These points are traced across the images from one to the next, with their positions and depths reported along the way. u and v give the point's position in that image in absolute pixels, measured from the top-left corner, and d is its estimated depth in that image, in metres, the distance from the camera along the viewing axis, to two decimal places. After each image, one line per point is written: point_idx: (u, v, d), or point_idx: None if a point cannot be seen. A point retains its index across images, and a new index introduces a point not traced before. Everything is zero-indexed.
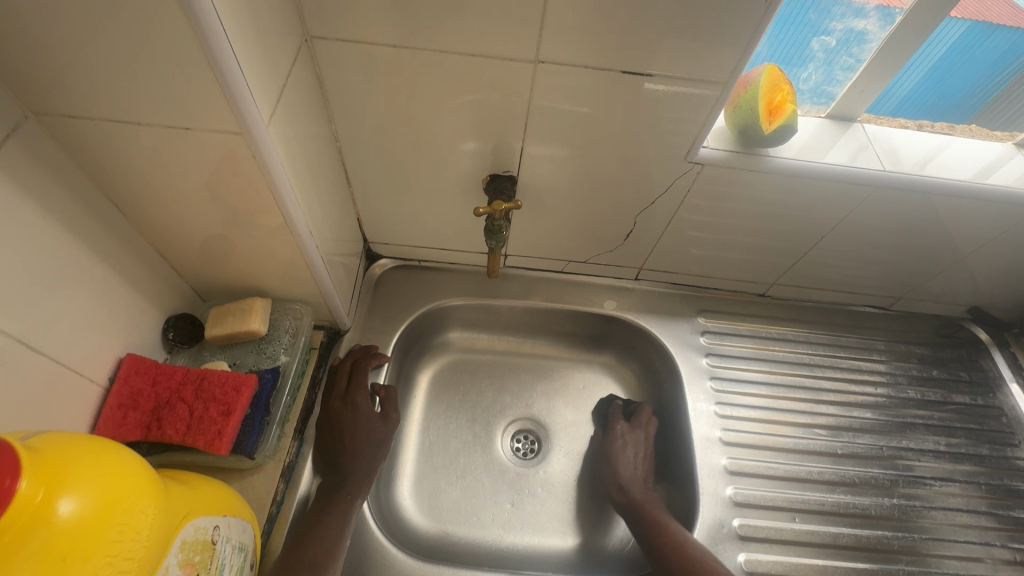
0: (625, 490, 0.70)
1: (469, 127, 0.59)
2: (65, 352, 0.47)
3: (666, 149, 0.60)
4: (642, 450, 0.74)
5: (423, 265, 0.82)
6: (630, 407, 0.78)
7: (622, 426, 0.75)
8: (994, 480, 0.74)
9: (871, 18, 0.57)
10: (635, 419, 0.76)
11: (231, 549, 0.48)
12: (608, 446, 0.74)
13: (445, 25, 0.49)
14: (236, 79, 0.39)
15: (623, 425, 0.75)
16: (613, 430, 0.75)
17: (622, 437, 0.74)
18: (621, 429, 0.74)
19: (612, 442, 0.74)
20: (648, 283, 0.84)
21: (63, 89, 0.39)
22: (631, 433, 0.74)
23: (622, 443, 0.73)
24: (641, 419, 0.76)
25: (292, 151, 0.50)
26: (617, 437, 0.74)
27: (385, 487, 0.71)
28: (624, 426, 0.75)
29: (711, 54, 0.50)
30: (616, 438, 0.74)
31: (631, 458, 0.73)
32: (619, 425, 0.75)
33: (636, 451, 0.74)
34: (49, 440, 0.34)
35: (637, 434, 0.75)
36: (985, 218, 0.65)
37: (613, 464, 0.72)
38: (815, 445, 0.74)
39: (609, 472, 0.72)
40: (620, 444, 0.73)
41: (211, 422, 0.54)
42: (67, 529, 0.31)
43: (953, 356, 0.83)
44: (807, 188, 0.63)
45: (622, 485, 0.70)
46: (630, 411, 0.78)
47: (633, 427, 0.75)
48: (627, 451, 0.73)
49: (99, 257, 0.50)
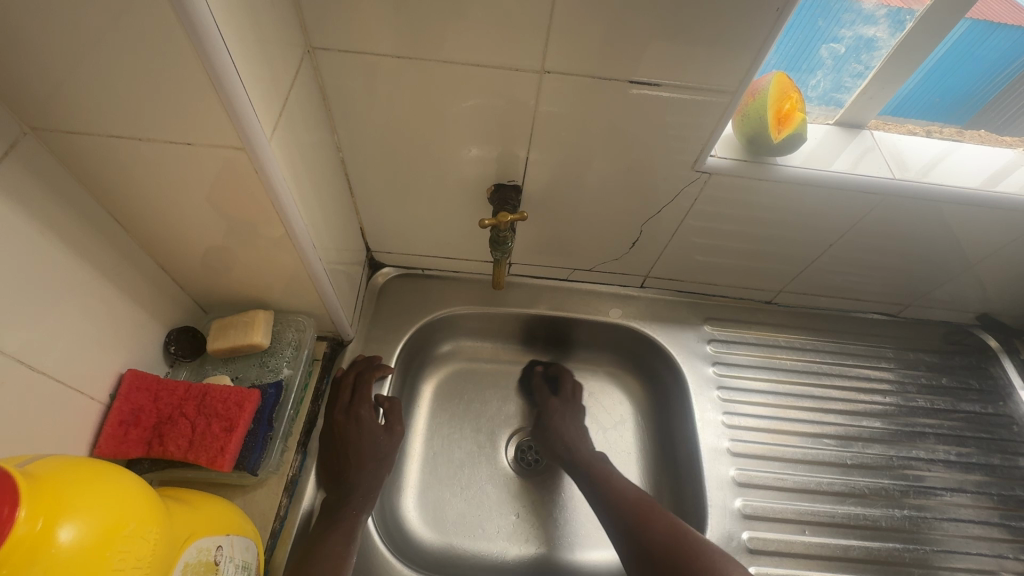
0: (574, 455, 0.72)
1: (474, 137, 0.59)
2: (65, 369, 0.46)
3: (673, 158, 0.59)
4: (577, 419, 0.77)
5: (427, 274, 0.81)
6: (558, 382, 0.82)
7: (555, 403, 0.79)
8: (1005, 490, 0.73)
9: (881, 25, 0.55)
10: (563, 395, 0.80)
11: (234, 569, 0.47)
12: (547, 422, 0.77)
13: (450, 34, 0.48)
14: (238, 94, 0.38)
15: (554, 402, 0.79)
16: (547, 408, 0.78)
17: (559, 411, 0.77)
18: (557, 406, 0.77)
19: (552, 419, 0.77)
20: (654, 290, 0.83)
21: (60, 103, 0.38)
22: (563, 407, 0.78)
23: (561, 416, 0.77)
24: (573, 393, 0.81)
25: (294, 163, 0.49)
26: (554, 413, 0.77)
27: (389, 500, 0.70)
28: (556, 403, 0.79)
29: (720, 62, 0.50)
30: (551, 414, 0.77)
31: (574, 428, 0.76)
32: (551, 403, 0.79)
33: (574, 420, 0.77)
34: (47, 465, 0.33)
35: (571, 407, 0.79)
36: (998, 226, 0.64)
37: (557, 435, 0.75)
38: (824, 455, 0.73)
39: (558, 442, 0.74)
40: (558, 418, 0.77)
41: (213, 438, 0.54)
42: (67, 559, 0.30)
43: (962, 364, 0.82)
44: (817, 196, 0.62)
45: (572, 450, 0.73)
46: (559, 387, 0.82)
47: (565, 402, 0.79)
48: (566, 422, 0.76)
49: (99, 272, 0.49)
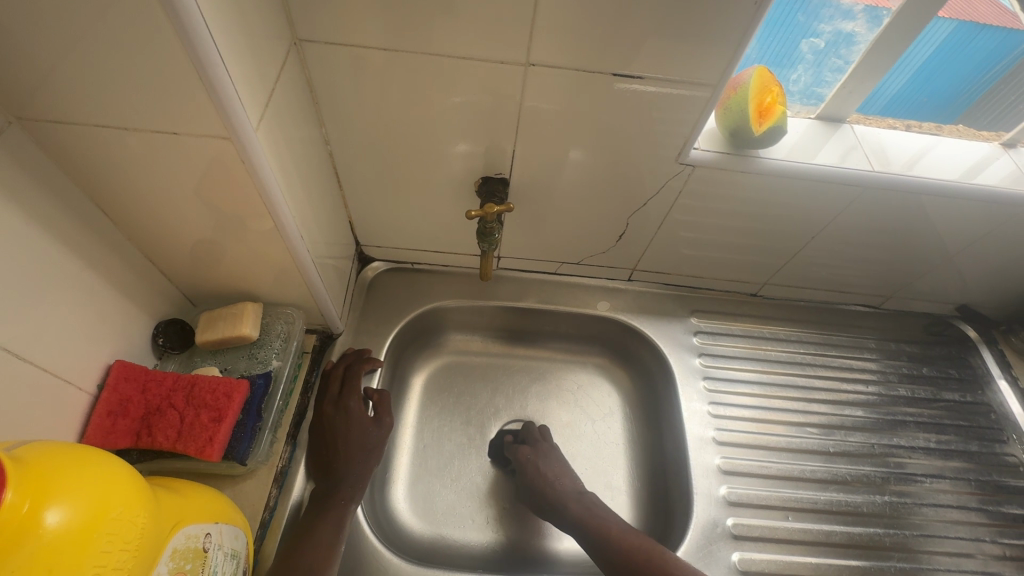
0: (564, 508, 0.67)
1: (462, 129, 0.59)
2: (52, 359, 0.47)
3: (658, 150, 0.60)
4: (555, 463, 0.72)
5: (416, 268, 0.82)
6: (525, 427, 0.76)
7: (525, 451, 0.72)
8: (983, 476, 0.75)
9: (859, 20, 0.57)
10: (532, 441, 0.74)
11: (222, 557, 0.47)
12: (525, 473, 0.70)
13: (437, 26, 0.49)
14: (224, 85, 0.39)
15: (526, 449, 0.72)
16: (520, 460, 0.71)
17: (534, 460, 0.71)
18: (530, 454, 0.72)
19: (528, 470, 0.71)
20: (641, 284, 0.84)
21: (44, 93, 0.38)
22: (535, 454, 0.72)
23: (537, 465, 0.70)
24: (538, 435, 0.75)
25: (282, 155, 0.50)
26: (529, 463, 0.71)
27: (379, 491, 0.71)
28: (526, 452, 0.72)
29: (702, 55, 0.50)
30: (525, 465, 0.71)
31: (556, 475, 0.70)
32: (522, 453, 0.72)
33: (552, 467, 0.71)
34: (35, 449, 0.34)
35: (544, 452, 0.73)
36: (973, 218, 0.66)
37: (541, 485, 0.69)
38: (807, 444, 0.75)
39: (543, 494, 0.68)
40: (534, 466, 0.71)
41: (202, 428, 0.54)
42: (54, 540, 0.31)
43: (942, 354, 0.84)
44: (798, 189, 0.63)
45: (560, 503, 0.67)
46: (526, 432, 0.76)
47: (535, 448, 0.73)
48: (546, 471, 0.70)
49: (87, 262, 0.49)
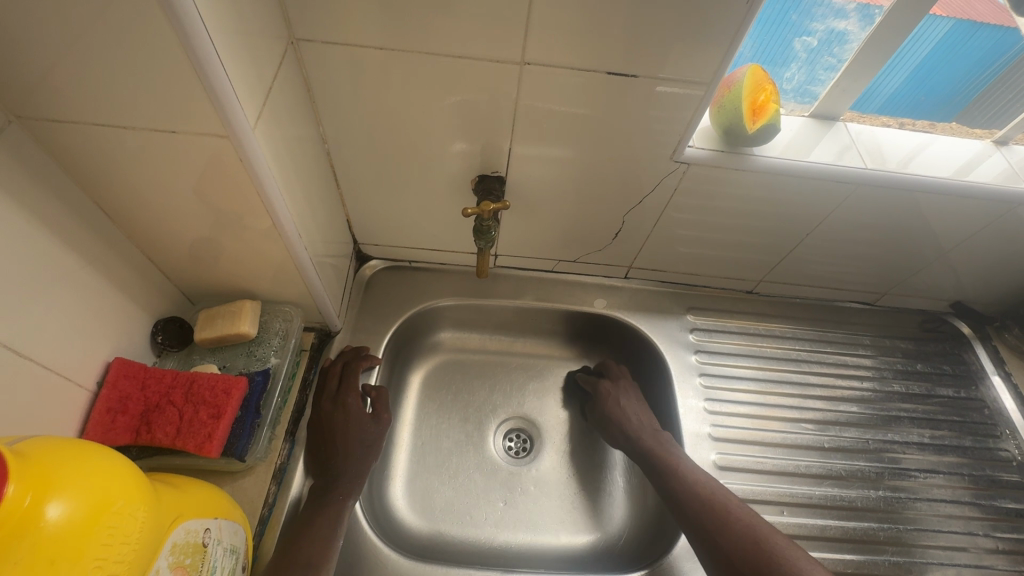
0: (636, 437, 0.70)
1: (457, 128, 0.60)
2: (51, 357, 0.47)
3: (653, 149, 0.61)
4: (633, 397, 0.76)
5: (414, 266, 0.82)
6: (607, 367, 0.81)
7: (608, 387, 0.77)
8: (977, 470, 0.75)
9: (852, 18, 0.58)
10: (615, 377, 0.78)
11: (222, 552, 0.48)
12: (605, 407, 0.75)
13: (432, 26, 0.49)
14: (222, 83, 0.39)
15: (606, 384, 0.77)
16: (601, 392, 0.76)
17: (613, 396, 0.75)
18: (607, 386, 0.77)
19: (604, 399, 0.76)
20: (637, 281, 0.84)
21: (44, 92, 0.39)
22: (618, 390, 0.76)
23: (616, 400, 0.75)
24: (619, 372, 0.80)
25: (279, 153, 0.50)
26: (608, 396, 0.75)
27: (377, 488, 0.71)
28: (607, 387, 0.77)
29: (695, 54, 0.51)
30: (605, 398, 0.76)
31: (632, 411, 0.74)
32: (604, 386, 0.77)
33: (631, 402, 0.75)
34: (35, 444, 0.34)
35: (623, 388, 0.77)
36: (964, 215, 0.66)
37: (616, 419, 0.73)
38: (802, 439, 0.75)
39: (618, 427, 0.73)
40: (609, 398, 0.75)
41: (200, 425, 0.54)
42: (55, 533, 0.31)
43: (937, 350, 0.84)
44: (793, 187, 0.64)
45: (634, 434, 0.71)
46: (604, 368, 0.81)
47: (616, 383, 0.77)
48: (624, 406, 0.74)
49: (86, 261, 0.50)
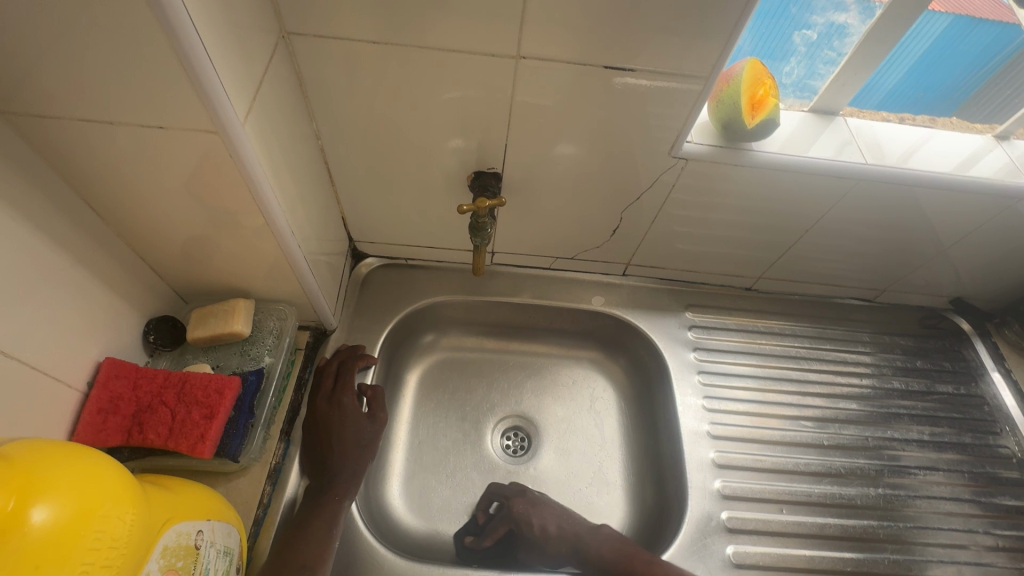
0: (584, 549, 0.63)
1: (453, 124, 0.59)
2: (42, 357, 0.46)
3: (650, 144, 0.60)
4: (557, 510, 0.67)
5: (411, 264, 0.82)
6: (498, 490, 0.71)
7: (522, 503, 0.68)
8: (976, 468, 0.75)
9: (852, 11, 0.57)
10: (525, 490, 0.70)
11: (215, 554, 0.47)
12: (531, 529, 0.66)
13: (425, 20, 0.48)
14: (210, 77, 0.38)
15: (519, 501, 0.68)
16: (521, 514, 0.67)
17: (538, 509, 0.67)
18: (522, 503, 0.68)
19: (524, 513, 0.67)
20: (636, 278, 0.84)
21: (27, 88, 0.38)
22: (536, 502, 0.68)
23: (543, 509, 0.67)
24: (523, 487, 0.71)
25: (271, 149, 0.49)
26: (531, 515, 0.66)
27: (374, 487, 0.71)
28: (522, 502, 0.67)
29: (692, 48, 0.50)
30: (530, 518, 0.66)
31: (558, 521, 0.66)
32: (522, 506, 0.67)
33: (556, 512, 0.67)
34: (21, 447, 0.34)
35: (538, 500, 0.68)
36: (964, 211, 0.66)
37: (556, 539, 0.65)
38: (803, 437, 0.75)
39: (562, 543, 0.64)
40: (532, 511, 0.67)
41: (193, 426, 0.54)
42: (40, 538, 0.31)
43: (936, 347, 0.84)
44: (792, 182, 0.63)
45: (580, 545, 0.64)
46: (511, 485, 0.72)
47: (529, 498, 0.68)
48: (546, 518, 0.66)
49: (74, 259, 0.49)
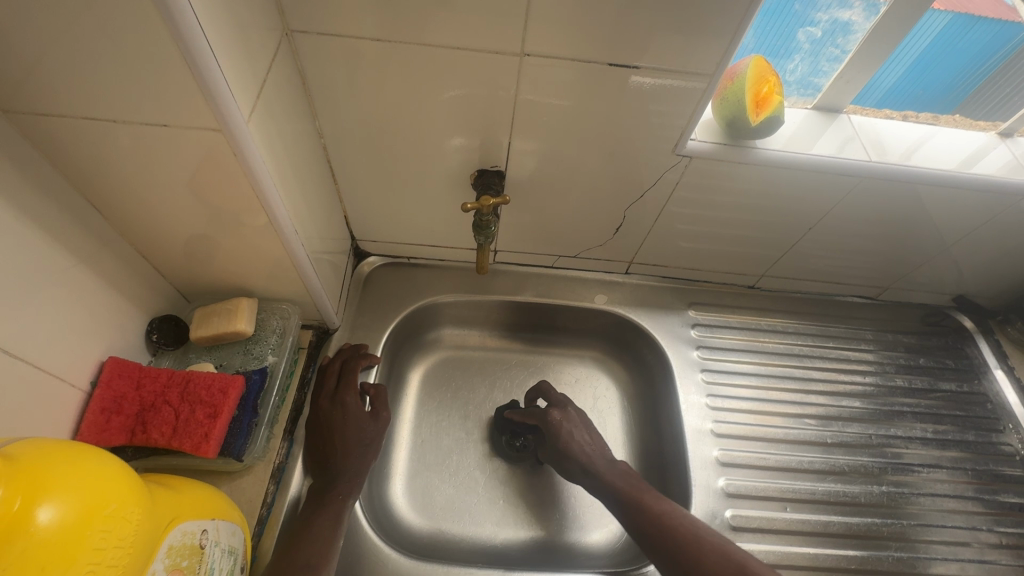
0: (592, 474, 0.66)
1: (456, 122, 0.59)
2: (44, 358, 0.46)
3: (654, 142, 0.60)
4: (584, 426, 0.70)
5: (413, 263, 0.82)
6: (546, 391, 0.74)
7: (559, 415, 0.69)
8: (980, 465, 0.75)
9: (856, 8, 0.56)
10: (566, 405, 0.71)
11: (220, 553, 0.47)
12: (555, 439, 0.68)
13: (429, 17, 0.48)
14: (214, 75, 0.38)
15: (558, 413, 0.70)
16: (549, 425, 0.69)
17: (567, 431, 0.68)
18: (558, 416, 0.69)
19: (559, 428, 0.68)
20: (638, 277, 0.84)
21: (29, 85, 0.38)
22: (570, 419, 0.69)
23: (571, 434, 0.68)
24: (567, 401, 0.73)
25: (274, 147, 0.49)
26: (560, 430, 0.68)
27: (377, 486, 0.71)
28: (560, 416, 0.69)
29: (698, 45, 0.50)
30: (557, 430, 0.68)
31: (584, 443, 0.68)
32: (552, 418, 0.69)
33: (586, 430, 0.70)
34: (26, 446, 0.33)
35: (573, 417, 0.70)
36: (968, 209, 0.66)
37: (573, 454, 0.67)
38: (806, 435, 0.75)
39: (576, 459, 0.67)
40: (565, 430, 0.68)
41: (197, 425, 0.54)
42: (46, 538, 0.30)
43: (939, 344, 0.84)
44: (796, 180, 0.63)
45: (591, 467, 0.66)
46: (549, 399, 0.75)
47: (566, 410, 0.70)
48: (577, 438, 0.68)
49: (77, 258, 0.49)
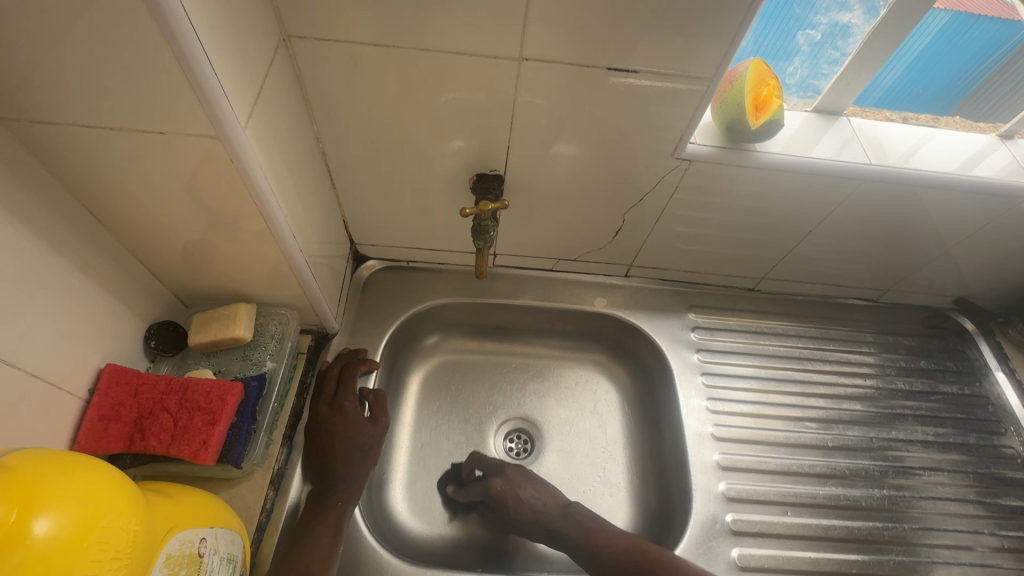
0: (553, 529, 0.64)
1: (454, 127, 0.58)
2: (43, 365, 0.46)
3: (654, 145, 0.59)
4: (536, 483, 0.68)
5: (413, 266, 0.81)
6: (480, 460, 0.72)
7: (498, 484, 0.67)
8: (981, 468, 0.75)
9: (856, 10, 0.56)
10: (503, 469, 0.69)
11: (219, 561, 0.47)
12: (504, 508, 0.67)
13: (427, 22, 0.48)
14: (211, 82, 0.38)
15: (498, 481, 0.67)
16: (497, 495, 0.67)
17: (513, 492, 0.66)
18: (498, 484, 0.67)
19: (502, 496, 0.66)
20: (638, 280, 0.83)
21: (23, 93, 0.38)
22: (509, 482, 0.67)
23: (519, 495, 0.66)
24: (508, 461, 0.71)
25: (272, 153, 0.49)
26: (505, 498, 0.66)
27: (377, 491, 0.71)
28: (500, 484, 0.67)
29: (696, 49, 0.50)
30: (505, 499, 0.66)
31: (534, 500, 0.66)
32: (498, 488, 0.67)
33: (530, 489, 0.67)
34: (23, 457, 0.33)
35: (516, 478, 0.68)
36: (970, 211, 0.66)
37: (528, 518, 0.65)
38: (806, 438, 0.75)
39: (531, 521, 0.65)
40: (508, 496, 0.66)
41: (195, 432, 0.54)
42: (43, 550, 0.30)
43: (940, 347, 0.84)
44: (796, 183, 0.63)
45: (549, 524, 0.65)
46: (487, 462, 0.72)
47: (505, 475, 0.68)
48: (523, 499, 0.66)
49: (75, 265, 0.49)
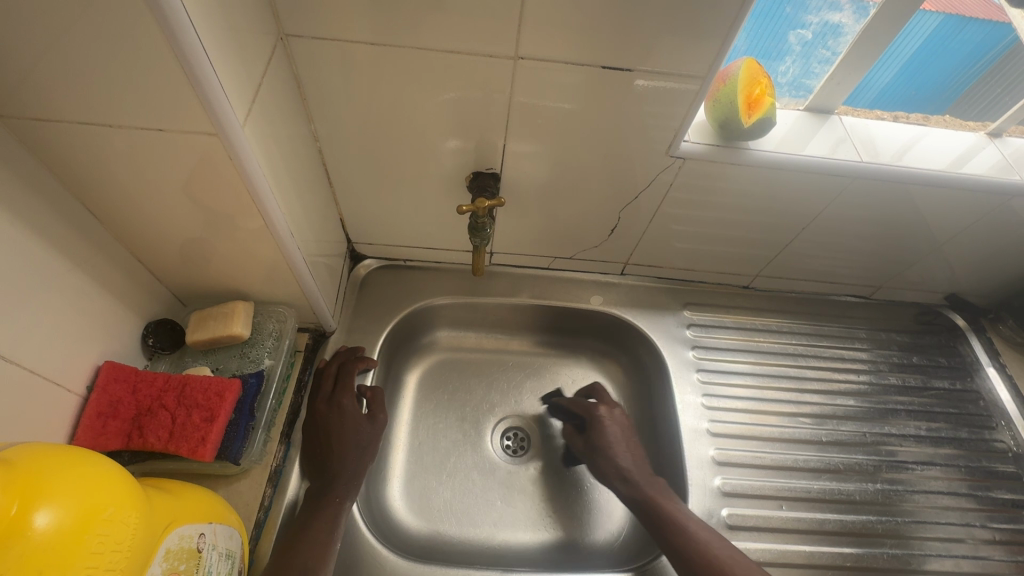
0: (627, 478, 0.66)
1: (450, 126, 0.59)
2: (40, 363, 0.46)
3: (648, 143, 0.60)
4: (625, 429, 0.71)
5: (409, 265, 0.82)
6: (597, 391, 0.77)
7: (605, 409, 0.72)
8: (973, 462, 0.75)
9: (846, 10, 0.57)
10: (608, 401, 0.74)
11: (217, 557, 0.47)
12: (595, 432, 0.71)
13: (424, 21, 0.49)
14: (209, 80, 0.38)
15: (602, 407, 0.73)
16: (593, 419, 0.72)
17: (609, 424, 0.71)
18: (603, 412, 0.72)
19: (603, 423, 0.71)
20: (634, 277, 0.84)
21: (23, 90, 0.38)
22: (613, 419, 0.72)
23: (608, 432, 0.70)
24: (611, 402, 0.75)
25: (270, 150, 0.49)
26: (602, 424, 0.71)
27: (375, 488, 0.71)
28: (605, 411, 0.72)
29: (689, 48, 0.51)
30: (598, 425, 0.71)
31: (619, 441, 0.70)
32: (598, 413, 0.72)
33: (624, 434, 0.71)
34: (23, 451, 0.34)
35: (616, 416, 0.72)
36: (959, 208, 0.66)
37: (606, 453, 0.69)
38: (801, 433, 0.75)
39: (608, 466, 0.68)
40: (607, 426, 0.71)
41: (194, 429, 0.54)
42: (44, 542, 0.30)
43: (932, 343, 0.85)
44: (789, 180, 0.63)
45: (624, 473, 0.67)
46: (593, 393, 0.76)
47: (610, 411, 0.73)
48: (613, 437, 0.70)
49: (72, 263, 0.49)
